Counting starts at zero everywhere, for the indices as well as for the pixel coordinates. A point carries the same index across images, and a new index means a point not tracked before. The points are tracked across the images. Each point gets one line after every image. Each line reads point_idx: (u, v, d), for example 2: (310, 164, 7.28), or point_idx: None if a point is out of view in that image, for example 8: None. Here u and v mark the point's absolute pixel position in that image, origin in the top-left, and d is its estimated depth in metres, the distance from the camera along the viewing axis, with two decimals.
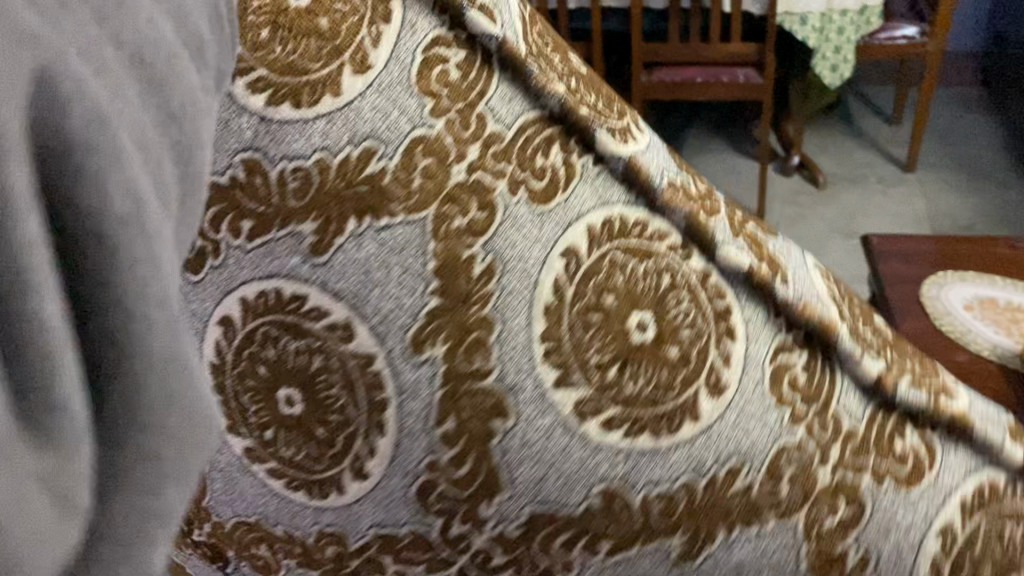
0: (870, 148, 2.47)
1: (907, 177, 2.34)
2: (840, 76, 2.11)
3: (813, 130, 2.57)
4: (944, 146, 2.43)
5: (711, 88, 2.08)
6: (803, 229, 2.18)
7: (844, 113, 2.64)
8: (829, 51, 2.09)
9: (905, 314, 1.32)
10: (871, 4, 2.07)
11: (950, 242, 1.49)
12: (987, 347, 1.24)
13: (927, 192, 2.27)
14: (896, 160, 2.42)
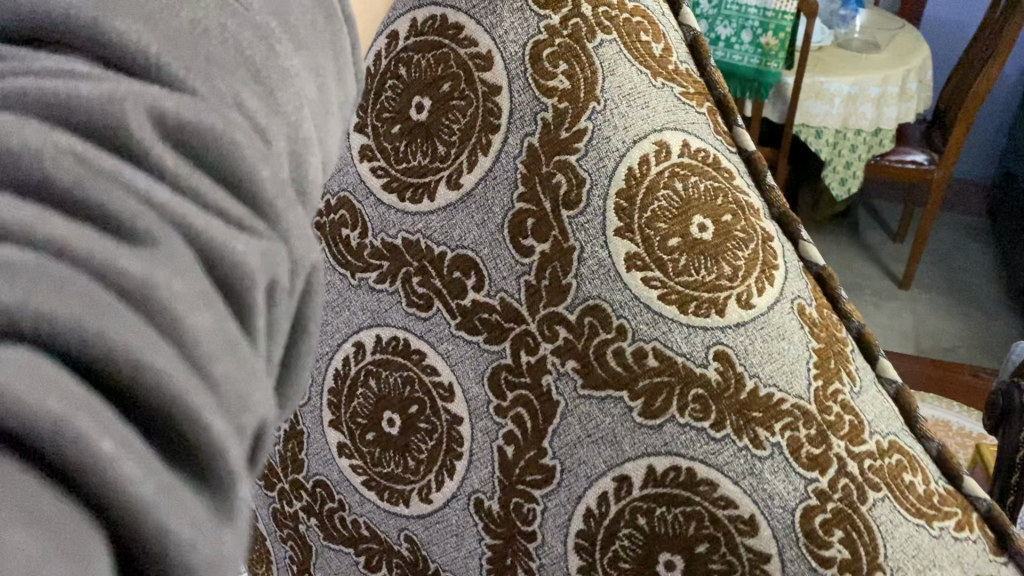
0: (870, 261, 2.59)
1: (901, 294, 2.44)
2: (847, 189, 2.26)
3: (819, 236, 2.70)
4: (939, 270, 2.55)
5: None
6: None
7: (851, 224, 2.77)
8: (840, 165, 2.24)
9: None
10: (885, 128, 2.21)
11: (923, 363, 1.61)
12: None
13: (917, 310, 2.37)
14: (892, 276, 2.53)
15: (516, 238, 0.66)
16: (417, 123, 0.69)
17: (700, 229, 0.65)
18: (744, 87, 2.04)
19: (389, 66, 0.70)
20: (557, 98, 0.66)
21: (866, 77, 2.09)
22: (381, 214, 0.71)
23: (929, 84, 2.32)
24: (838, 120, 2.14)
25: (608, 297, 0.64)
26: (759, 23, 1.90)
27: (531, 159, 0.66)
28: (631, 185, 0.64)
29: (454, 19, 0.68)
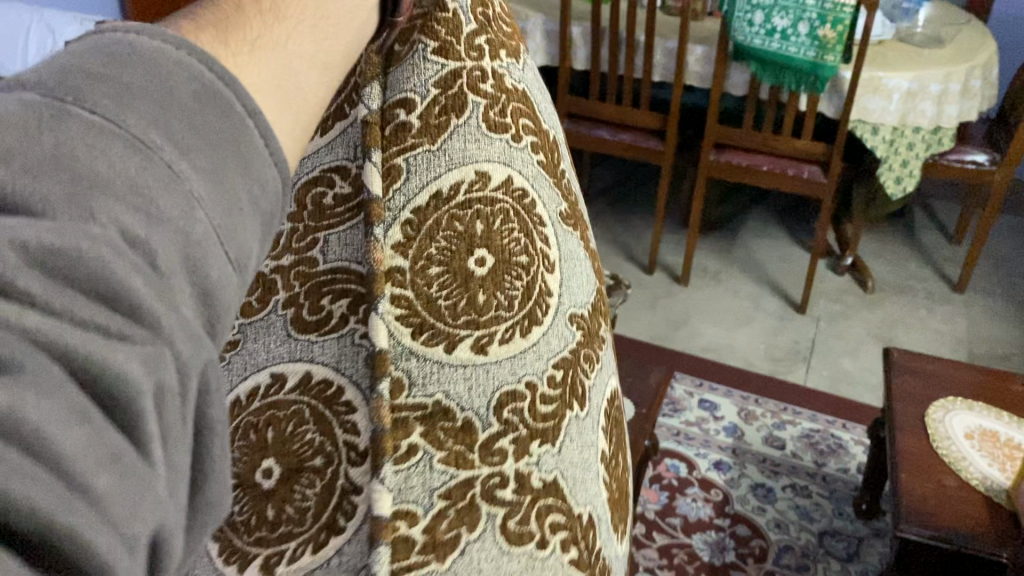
0: (925, 262, 2.53)
1: (955, 297, 2.38)
2: (902, 189, 2.18)
3: (873, 234, 2.64)
4: (997, 275, 2.48)
5: (776, 179, 2.17)
6: (842, 329, 2.24)
7: (906, 223, 2.70)
8: (897, 164, 2.17)
9: (907, 429, 1.39)
10: (945, 126, 2.15)
11: (980, 372, 1.54)
12: (977, 478, 1.29)
13: (971, 315, 2.30)
14: (948, 279, 2.46)
15: (531, 422, 0.60)
16: (475, 276, 0.60)
17: (615, 454, 0.71)
18: (800, 81, 1.98)
19: (447, 204, 0.61)
20: (579, 329, 0.66)
21: (926, 73, 2.04)
22: (423, 363, 0.58)
23: (995, 81, 2.25)
24: (896, 118, 2.07)
25: (577, 499, 0.61)
26: (817, 15, 1.90)
27: (474, 251, 0.61)
28: (609, 390, 0.71)
29: (529, 176, 0.66)
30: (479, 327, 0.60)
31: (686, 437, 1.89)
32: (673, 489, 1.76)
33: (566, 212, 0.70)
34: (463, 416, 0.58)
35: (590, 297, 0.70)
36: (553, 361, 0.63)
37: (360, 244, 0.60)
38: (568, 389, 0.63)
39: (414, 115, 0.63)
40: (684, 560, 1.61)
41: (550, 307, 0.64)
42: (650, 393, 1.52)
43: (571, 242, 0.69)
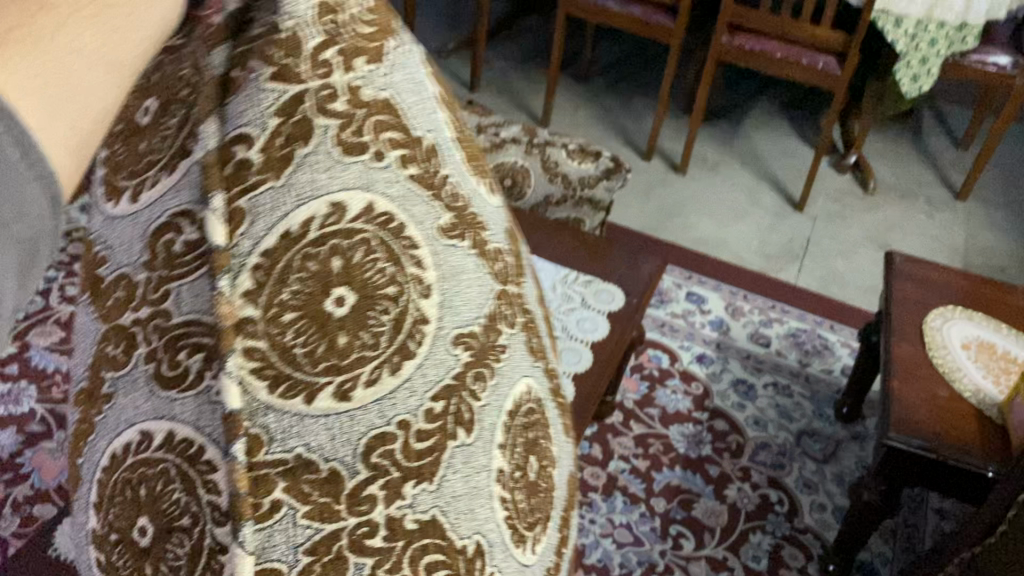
0: (930, 167, 2.45)
1: (956, 205, 2.32)
2: (918, 87, 2.09)
3: (878, 134, 2.56)
4: (1001, 185, 2.41)
5: (788, 67, 2.06)
6: (838, 229, 2.19)
7: (914, 124, 2.61)
8: (915, 60, 2.06)
9: (904, 336, 1.35)
10: (971, 24, 2.01)
11: (980, 282, 1.49)
12: (970, 389, 1.26)
13: (971, 223, 2.25)
14: (951, 185, 2.40)
15: (404, 460, 0.46)
16: (334, 318, 0.43)
17: (530, 465, 0.57)
18: None
19: (299, 244, 0.43)
20: (467, 350, 0.51)
21: None
22: (282, 418, 0.42)
23: None
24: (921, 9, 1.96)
25: (470, 541, 0.50)
26: None
27: (332, 278, 0.43)
28: (519, 405, 0.56)
29: (403, 147, 0.49)
30: (344, 372, 0.44)
31: (670, 329, 1.85)
32: (653, 380, 1.74)
33: (450, 222, 0.51)
34: (326, 514, 0.43)
35: (486, 305, 0.53)
36: (435, 391, 0.48)
37: (205, 296, 0.41)
38: (451, 417, 0.49)
39: (253, 151, 0.42)
40: (660, 450, 1.59)
41: (420, 342, 0.48)
42: (641, 282, 1.39)
43: (453, 244, 0.51)
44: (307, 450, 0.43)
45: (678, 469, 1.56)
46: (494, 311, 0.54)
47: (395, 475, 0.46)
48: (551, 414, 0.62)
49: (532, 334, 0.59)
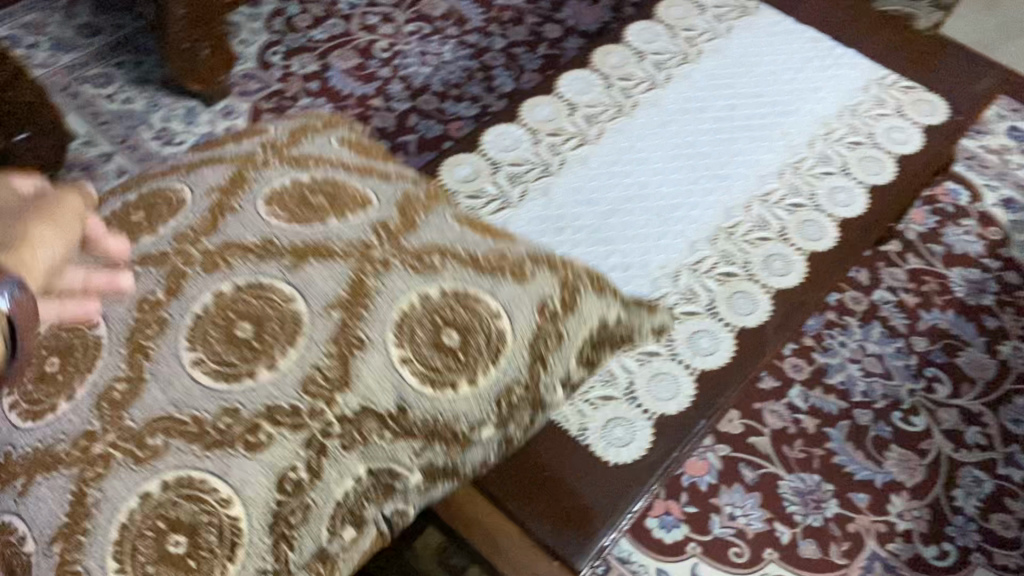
0: None
1: None
2: None
3: None
4: None
5: None
6: None
7: None
8: None
9: None
10: None
11: None
12: None
13: None
14: None
15: (278, 518, 0.47)
16: (143, 458, 0.46)
17: (443, 335, 0.52)
18: None
19: (98, 443, 0.46)
20: (330, 350, 0.50)
21: None
22: (127, 544, 0.44)
23: None
24: None
25: (381, 404, 0.50)
26: None
27: (127, 445, 0.46)
28: (411, 308, 0.52)
29: (268, 258, 0.52)
30: (177, 454, 0.46)
31: (980, 162, 1.49)
32: (944, 216, 1.40)
33: (246, 297, 0.51)
34: (212, 413, 0.47)
35: (334, 291, 0.51)
36: (277, 407, 0.48)
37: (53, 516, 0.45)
38: (299, 421, 0.48)
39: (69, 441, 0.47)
40: (934, 290, 1.31)
41: (288, 296, 0.51)
42: (969, 100, 1.11)
43: (305, 254, 0.53)
44: (172, 546, 0.45)
45: (951, 313, 1.28)
46: (354, 275, 0.52)
47: (269, 536, 0.46)
48: (500, 299, 0.54)
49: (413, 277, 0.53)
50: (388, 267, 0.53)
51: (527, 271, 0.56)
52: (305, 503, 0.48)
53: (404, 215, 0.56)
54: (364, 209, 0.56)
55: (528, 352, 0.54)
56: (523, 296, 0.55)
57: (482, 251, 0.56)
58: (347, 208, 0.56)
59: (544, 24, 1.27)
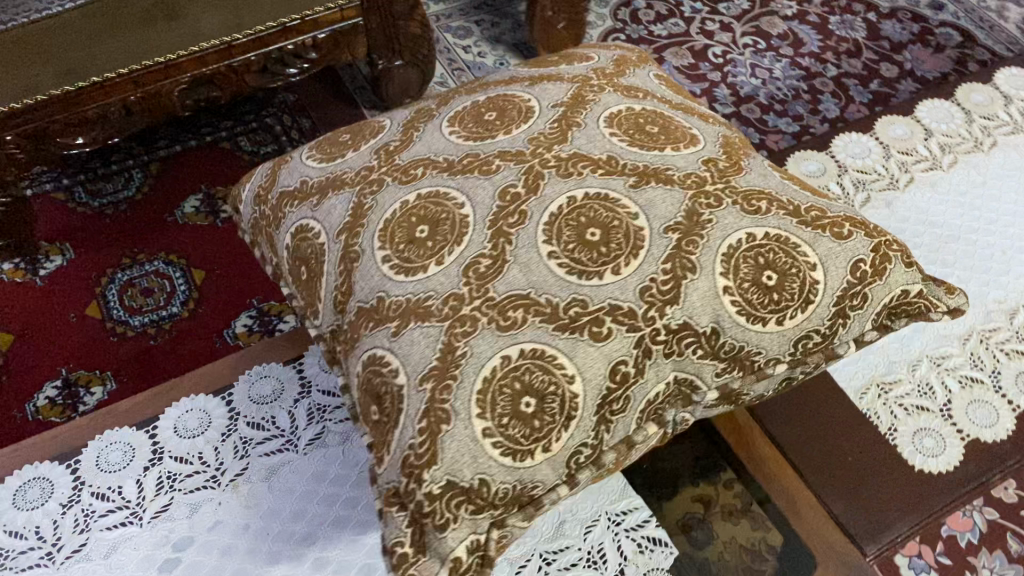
0: None
1: None
2: None
3: None
4: None
5: None
6: None
7: None
8: None
9: None
10: None
11: None
12: None
13: None
14: None
15: (511, 441, 0.33)
16: (412, 305, 0.36)
17: (749, 275, 0.37)
18: None
19: (357, 343, 0.38)
20: (483, 256, 0.37)
21: None
22: (396, 445, 0.35)
23: None
24: None
25: (702, 325, 0.36)
26: None
27: (379, 329, 0.37)
28: (736, 248, 0.37)
29: (494, 152, 0.40)
30: (438, 325, 0.35)
31: None
32: None
33: (445, 158, 0.41)
34: (442, 299, 0.36)
35: (553, 217, 0.37)
36: (480, 377, 0.34)
37: (356, 387, 0.38)
38: (527, 391, 0.34)
39: (309, 277, 0.42)
40: None
41: (459, 199, 0.39)
42: None
43: (574, 182, 0.38)
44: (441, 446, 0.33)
45: None
46: (569, 206, 0.38)
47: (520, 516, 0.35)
48: (820, 253, 0.38)
49: (671, 221, 0.37)
50: (720, 203, 0.38)
51: (846, 226, 0.39)
52: (552, 429, 0.34)
53: (574, 98, 0.44)
54: (525, 124, 0.42)
55: (876, 312, 0.40)
56: (840, 249, 0.39)
57: (805, 203, 0.40)
58: (680, 142, 0.41)
59: (882, 63, 1.11)
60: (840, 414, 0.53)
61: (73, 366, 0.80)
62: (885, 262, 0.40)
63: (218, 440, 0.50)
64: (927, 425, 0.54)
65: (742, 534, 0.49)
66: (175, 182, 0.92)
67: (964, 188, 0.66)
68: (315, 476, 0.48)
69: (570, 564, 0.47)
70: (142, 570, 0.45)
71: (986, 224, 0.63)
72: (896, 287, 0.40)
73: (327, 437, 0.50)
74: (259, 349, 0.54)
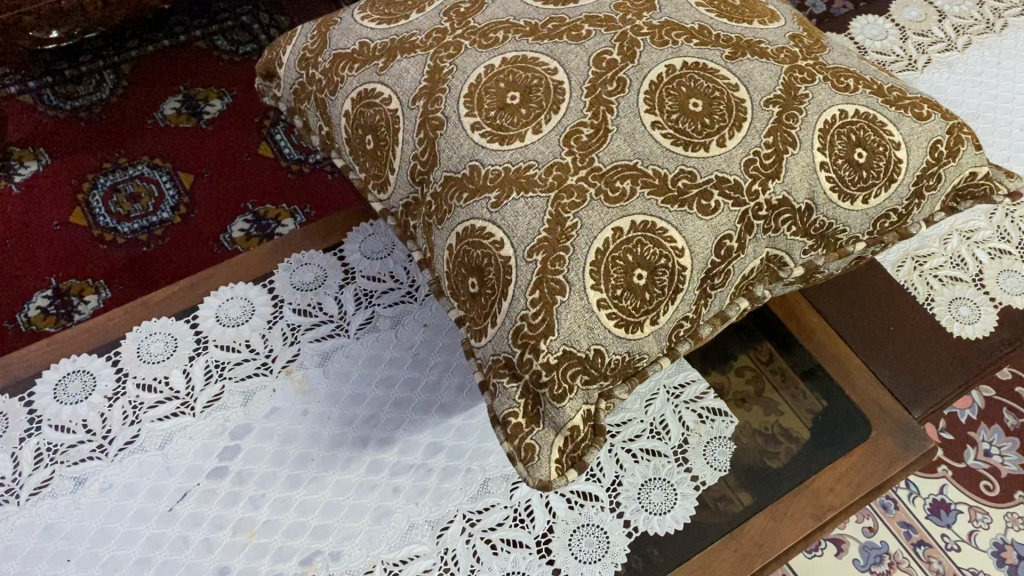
0: None
1: None
2: None
3: None
4: None
5: None
6: None
7: None
8: None
9: None
10: None
11: None
12: None
13: None
14: None
15: (625, 307, 0.38)
16: (522, 173, 0.39)
17: (839, 148, 0.41)
18: None
19: (456, 211, 0.40)
20: (589, 129, 0.40)
21: None
22: (513, 301, 0.38)
23: None
24: None
25: (797, 200, 0.41)
26: None
27: (485, 197, 0.39)
28: (831, 125, 0.41)
29: (579, 17, 0.43)
30: (554, 192, 0.39)
31: None
32: None
33: (535, 28, 0.43)
34: (544, 168, 0.39)
35: (652, 82, 0.41)
36: (608, 235, 0.38)
37: (455, 250, 0.40)
38: (642, 256, 0.38)
39: (393, 153, 0.43)
40: None
41: (552, 68, 0.41)
42: None
43: (670, 52, 0.42)
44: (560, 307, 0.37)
45: None
46: (669, 79, 0.41)
47: (616, 370, 0.38)
48: (902, 131, 0.43)
49: (768, 93, 0.41)
50: (814, 79, 0.42)
51: (926, 108, 0.44)
52: (661, 301, 0.38)
53: None
54: None
55: (948, 194, 0.45)
56: (920, 131, 0.43)
57: (888, 84, 0.44)
58: (764, 18, 0.45)
59: None
60: (888, 296, 0.54)
61: (64, 276, 0.76)
62: (955, 140, 0.44)
63: (265, 327, 0.48)
64: (961, 294, 0.55)
65: (776, 405, 0.50)
66: (151, 83, 0.88)
67: (979, 67, 0.66)
68: (371, 360, 0.48)
69: (635, 435, 0.47)
70: (201, 458, 0.44)
71: (1003, 101, 0.64)
72: (960, 167, 0.44)
73: (379, 321, 0.49)
74: (294, 238, 0.53)
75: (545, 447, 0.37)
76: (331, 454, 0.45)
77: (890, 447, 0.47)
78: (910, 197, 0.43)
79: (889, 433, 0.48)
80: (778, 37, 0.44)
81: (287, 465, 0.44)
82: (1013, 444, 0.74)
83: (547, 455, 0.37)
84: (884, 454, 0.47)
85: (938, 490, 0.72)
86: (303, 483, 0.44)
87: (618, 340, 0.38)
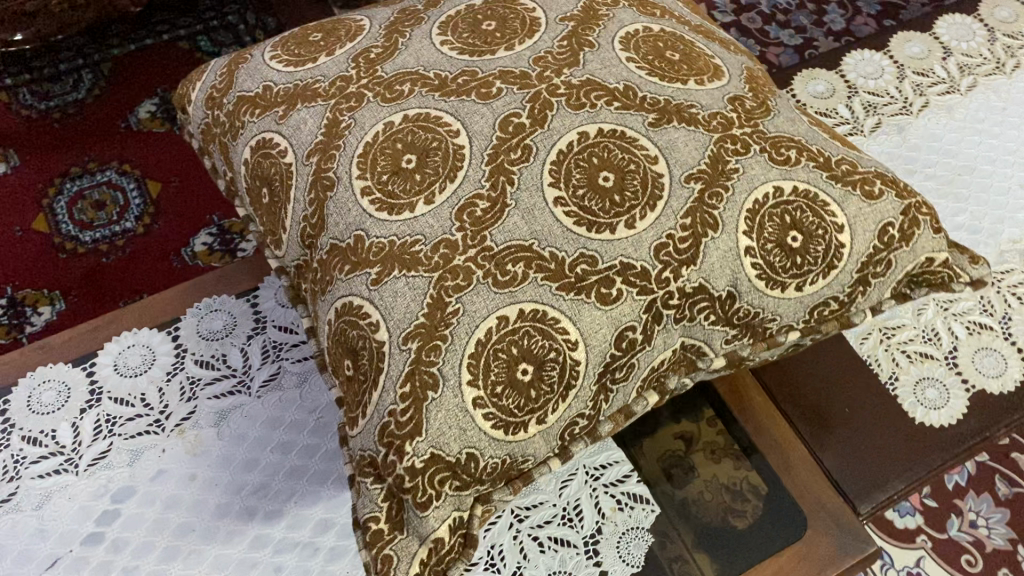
0: None
1: None
2: None
3: None
4: None
5: None
6: None
7: None
8: None
9: None
10: None
11: None
12: None
13: None
14: None
15: (503, 407, 0.34)
16: (406, 249, 0.36)
17: (767, 231, 0.37)
18: None
19: (337, 286, 0.37)
20: (484, 203, 0.36)
21: None
22: (383, 394, 0.34)
23: None
24: None
25: (717, 288, 0.37)
26: None
27: (366, 273, 0.36)
28: (761, 206, 0.37)
29: (492, 72, 0.39)
30: (435, 273, 0.35)
31: None
32: None
33: (444, 82, 0.39)
34: (430, 245, 0.36)
35: (560, 151, 0.37)
36: (491, 328, 0.34)
37: (335, 328, 0.37)
38: (529, 353, 0.34)
39: (286, 212, 0.40)
40: None
41: (454, 129, 0.38)
42: None
43: (585, 116, 0.38)
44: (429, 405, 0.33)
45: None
46: (581, 148, 0.37)
47: (493, 474, 0.34)
48: (847, 213, 0.38)
49: (691, 168, 0.37)
50: (748, 151, 0.38)
51: (878, 185, 0.39)
52: (548, 399, 0.35)
53: (586, 13, 0.42)
54: (527, 40, 0.41)
55: (901, 279, 0.40)
56: (869, 211, 0.38)
57: (837, 156, 0.40)
58: (704, 75, 0.41)
59: None
60: (846, 376, 0.49)
61: (21, 285, 0.75)
62: (912, 222, 0.39)
63: (163, 380, 0.46)
64: (930, 373, 0.50)
65: (706, 488, 0.45)
66: (129, 83, 0.85)
67: (983, 113, 0.61)
68: (270, 422, 0.45)
69: (544, 521, 0.43)
70: (76, 522, 0.42)
71: (1005, 154, 0.58)
72: (916, 252, 0.40)
73: (284, 378, 0.46)
74: (210, 281, 0.50)
75: (404, 558, 0.34)
76: (212, 525, 0.42)
77: (826, 549, 0.42)
78: (853, 284, 0.39)
79: (827, 533, 0.43)
80: (713, 100, 0.40)
81: (165, 535, 0.41)
82: (1002, 516, 0.66)
83: (406, 567, 0.34)
84: (818, 556, 0.42)
85: (913, 563, 0.65)
86: (180, 556, 0.41)
87: (495, 444, 0.34)
